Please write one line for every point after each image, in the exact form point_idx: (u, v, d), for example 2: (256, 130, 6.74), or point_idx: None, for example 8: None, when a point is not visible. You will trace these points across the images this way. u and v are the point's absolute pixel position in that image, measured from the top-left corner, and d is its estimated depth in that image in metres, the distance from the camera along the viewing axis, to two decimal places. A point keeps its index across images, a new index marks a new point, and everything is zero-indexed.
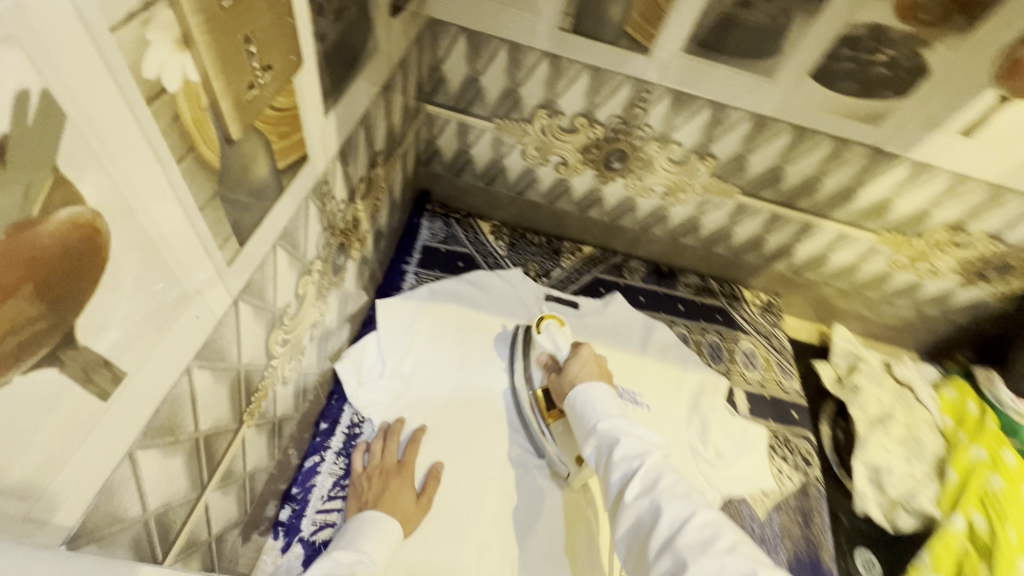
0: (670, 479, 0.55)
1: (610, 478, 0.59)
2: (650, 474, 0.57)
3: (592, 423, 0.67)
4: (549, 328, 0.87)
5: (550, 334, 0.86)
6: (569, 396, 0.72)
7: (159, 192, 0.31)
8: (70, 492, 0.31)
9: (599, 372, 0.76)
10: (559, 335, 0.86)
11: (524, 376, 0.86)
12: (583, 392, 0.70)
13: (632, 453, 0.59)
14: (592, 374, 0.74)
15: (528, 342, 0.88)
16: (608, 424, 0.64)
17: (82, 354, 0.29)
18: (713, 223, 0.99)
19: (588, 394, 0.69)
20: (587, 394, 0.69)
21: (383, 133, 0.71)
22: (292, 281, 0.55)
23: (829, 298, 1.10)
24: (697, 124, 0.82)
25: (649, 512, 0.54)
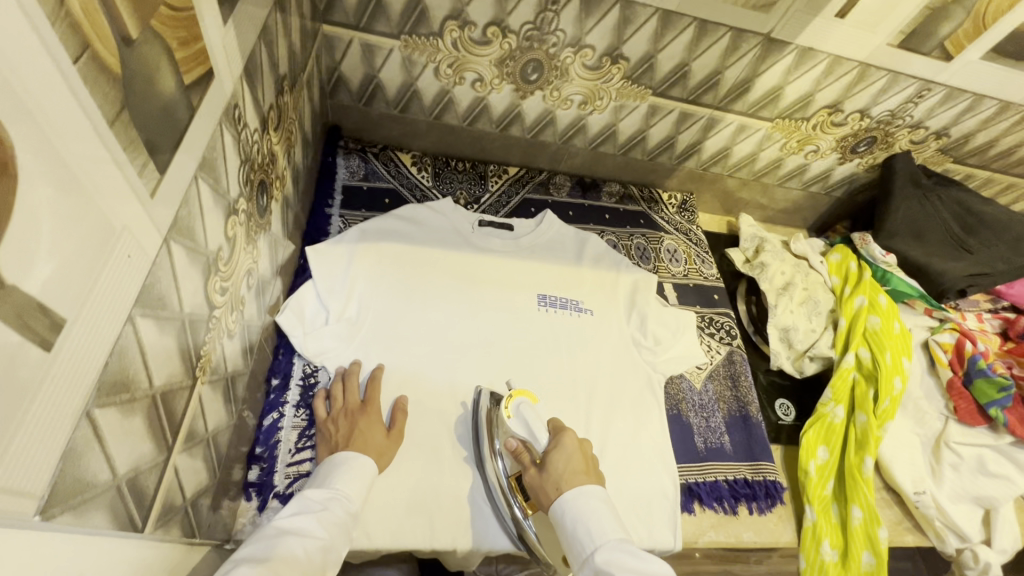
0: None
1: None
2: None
3: (587, 550, 0.62)
4: (520, 408, 0.79)
5: (522, 416, 0.78)
6: (558, 502, 0.67)
7: (59, 99, 0.26)
8: (32, 460, 0.28)
9: (585, 470, 0.70)
10: (531, 420, 0.78)
11: (493, 459, 0.79)
12: (573, 502, 0.66)
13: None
14: (577, 471, 0.70)
15: (496, 419, 0.81)
16: (605, 556, 0.60)
17: (14, 294, 0.25)
18: (629, 129, 1.03)
19: (580, 513, 0.65)
20: (581, 506, 0.65)
21: (284, 53, 0.64)
22: (220, 220, 0.50)
23: (733, 190, 1.20)
24: (608, 24, 0.82)
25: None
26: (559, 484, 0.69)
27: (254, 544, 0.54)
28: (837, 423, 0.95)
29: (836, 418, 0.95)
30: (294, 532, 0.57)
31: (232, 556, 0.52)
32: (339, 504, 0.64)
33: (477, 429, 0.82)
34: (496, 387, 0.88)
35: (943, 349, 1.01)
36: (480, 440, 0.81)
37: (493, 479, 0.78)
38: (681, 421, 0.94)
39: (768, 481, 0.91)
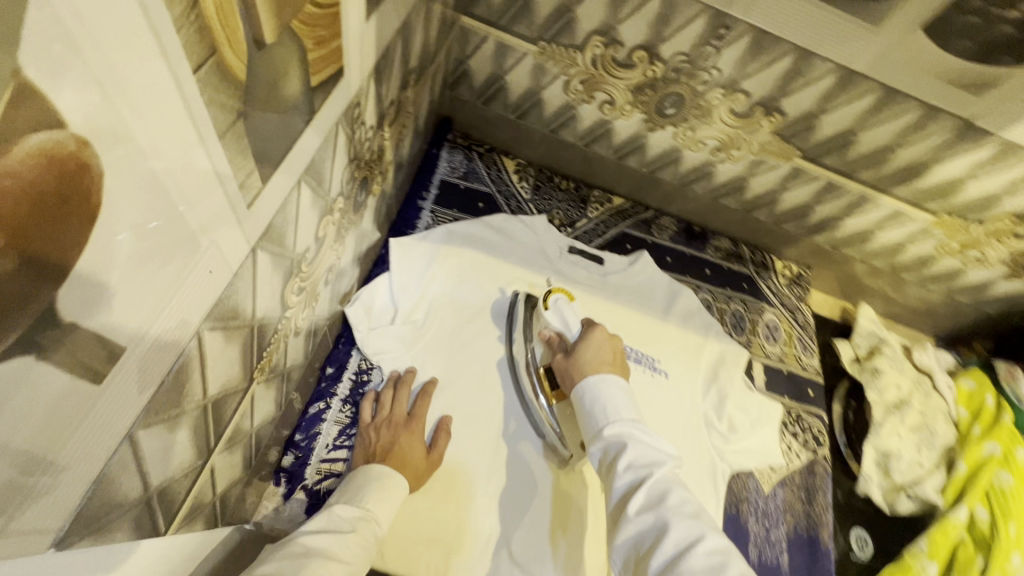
0: (679, 497, 0.51)
1: (614, 483, 0.55)
2: (659, 485, 0.52)
3: (599, 424, 0.61)
4: (557, 302, 0.79)
5: (559, 310, 0.78)
6: (580, 383, 0.66)
7: (168, 112, 0.22)
8: (57, 493, 0.25)
9: (613, 362, 0.68)
10: (567, 310, 0.78)
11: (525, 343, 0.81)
12: (592, 385, 0.64)
13: (641, 462, 0.55)
14: (604, 361, 0.68)
15: (533, 313, 0.82)
16: (616, 427, 0.59)
17: (69, 333, 0.21)
18: (761, 186, 0.91)
19: (597, 389, 0.63)
20: (600, 386, 0.63)
21: (418, 48, 0.60)
22: (314, 221, 0.46)
23: (860, 277, 1.05)
24: (773, 73, 0.71)
25: (651, 531, 0.50)
26: (583, 371, 0.67)
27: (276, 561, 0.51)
28: None
29: None
30: (318, 553, 0.54)
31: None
32: (369, 528, 0.61)
33: (514, 319, 0.84)
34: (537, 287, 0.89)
35: None
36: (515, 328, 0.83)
37: (522, 364, 0.80)
38: (739, 523, 0.84)
39: None
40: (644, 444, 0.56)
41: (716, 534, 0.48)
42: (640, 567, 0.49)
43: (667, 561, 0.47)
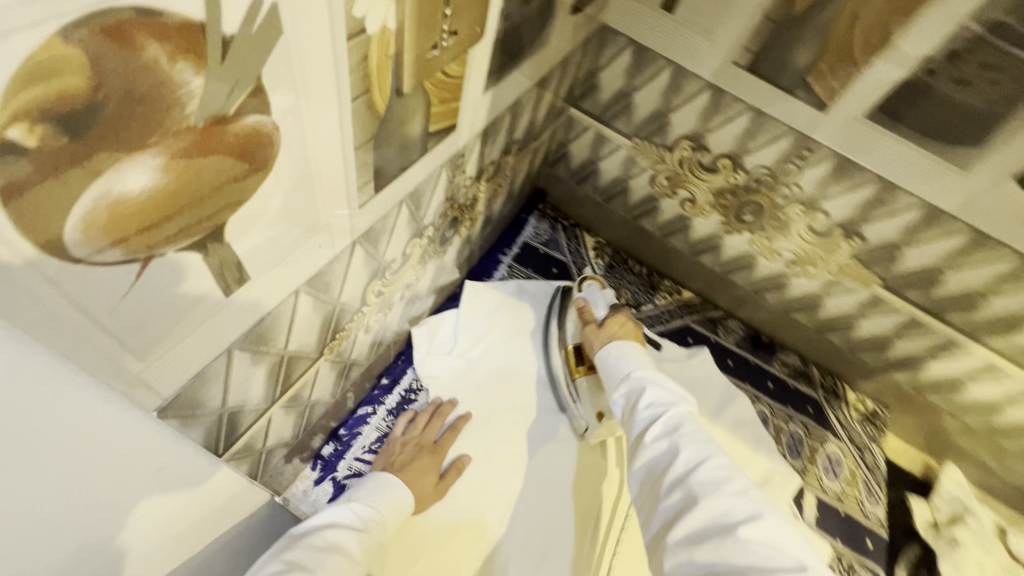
0: (693, 427, 0.55)
1: (634, 420, 0.59)
2: (674, 418, 0.56)
3: (623, 373, 0.66)
4: (590, 288, 0.87)
5: (591, 292, 0.86)
6: (603, 350, 0.72)
7: (329, 123, 0.33)
8: (175, 367, 0.34)
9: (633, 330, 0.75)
10: (600, 296, 0.86)
11: (557, 323, 0.89)
12: (618, 347, 0.70)
13: (659, 400, 0.59)
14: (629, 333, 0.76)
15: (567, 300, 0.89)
16: (639, 373, 0.64)
17: (223, 250, 0.31)
18: (837, 307, 0.89)
19: (620, 350, 0.70)
20: (623, 347, 0.69)
21: (525, 124, 0.72)
22: (404, 238, 0.56)
23: (949, 432, 0.95)
24: (856, 198, 0.74)
25: (665, 456, 0.54)
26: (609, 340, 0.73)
27: (303, 547, 0.54)
28: None
29: None
30: (336, 547, 0.57)
31: (281, 559, 0.52)
32: (377, 531, 0.63)
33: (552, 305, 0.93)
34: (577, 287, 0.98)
35: None
36: (552, 310, 0.92)
37: (552, 341, 0.88)
38: None
39: None
40: (661, 387, 0.60)
41: (723, 455, 0.52)
42: (655, 488, 0.53)
43: (679, 477, 0.51)
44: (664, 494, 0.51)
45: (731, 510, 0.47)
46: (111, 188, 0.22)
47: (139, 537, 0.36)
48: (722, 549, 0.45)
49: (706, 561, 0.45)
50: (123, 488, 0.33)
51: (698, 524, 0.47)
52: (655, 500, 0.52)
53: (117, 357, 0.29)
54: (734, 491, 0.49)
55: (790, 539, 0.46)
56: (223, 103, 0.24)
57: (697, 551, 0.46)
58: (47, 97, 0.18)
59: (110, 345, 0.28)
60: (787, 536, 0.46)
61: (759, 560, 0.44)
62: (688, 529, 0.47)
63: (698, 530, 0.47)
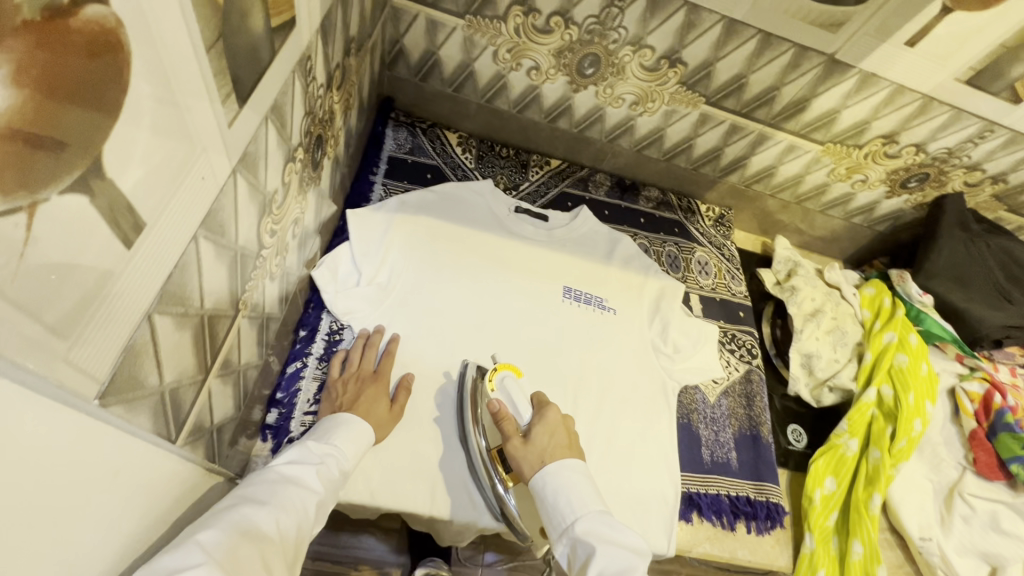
0: None
1: None
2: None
3: (566, 520, 0.65)
4: (504, 380, 0.81)
5: (506, 389, 0.80)
6: (539, 474, 0.69)
7: (172, 15, 0.28)
8: (101, 346, 0.30)
9: (565, 440, 0.74)
10: (517, 391, 0.80)
11: (476, 431, 0.79)
12: (554, 475, 0.68)
13: (612, 575, 0.58)
14: (559, 445, 0.73)
15: (481, 394, 0.81)
16: (584, 526, 0.63)
17: (108, 189, 0.27)
18: (677, 135, 1.03)
19: (560, 482, 0.68)
20: (561, 477, 0.68)
21: (356, 17, 0.66)
22: (280, 163, 0.52)
23: (772, 211, 1.19)
24: (671, 27, 0.82)
25: None
26: (546, 455, 0.71)
27: (258, 482, 0.55)
28: (849, 456, 0.94)
29: (848, 451, 0.95)
30: (292, 481, 0.57)
31: (235, 491, 0.52)
32: (333, 462, 0.63)
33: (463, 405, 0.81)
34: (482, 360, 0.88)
35: (970, 398, 0.99)
36: (465, 412, 0.81)
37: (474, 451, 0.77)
38: (690, 430, 0.94)
39: (771, 502, 0.90)
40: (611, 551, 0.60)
41: None
42: None
43: None
44: None
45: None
46: None
47: (102, 545, 0.34)
48: None
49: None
50: (80, 508, 0.31)
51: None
52: None
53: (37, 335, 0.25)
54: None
55: None
56: None
57: None
58: None
59: (25, 319, 0.24)
60: None
61: None
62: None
63: None
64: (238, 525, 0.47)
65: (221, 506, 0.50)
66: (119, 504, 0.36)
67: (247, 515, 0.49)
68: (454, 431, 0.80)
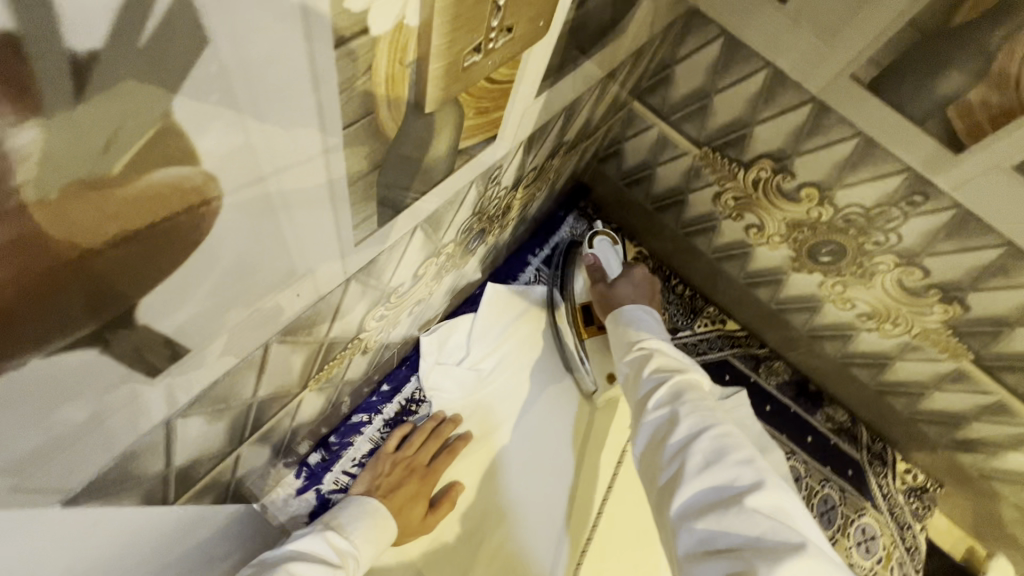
0: (698, 393, 0.53)
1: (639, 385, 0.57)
2: (679, 383, 0.54)
3: (629, 335, 0.63)
4: (602, 243, 0.81)
5: (604, 251, 0.80)
6: (616, 312, 0.67)
7: (305, 157, 0.22)
8: (83, 460, 0.26)
9: (652, 298, 0.70)
10: (611, 253, 0.80)
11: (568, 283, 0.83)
12: (630, 310, 0.65)
13: (668, 365, 0.57)
14: (643, 296, 0.70)
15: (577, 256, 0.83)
16: (646, 335, 0.61)
17: (138, 334, 0.21)
18: (907, 372, 0.77)
19: (631, 309, 0.65)
20: (634, 311, 0.65)
21: (578, 124, 0.60)
22: (417, 261, 0.47)
23: (1006, 522, 0.84)
24: (969, 261, 0.60)
25: (666, 420, 0.52)
26: (624, 300, 0.69)
27: None
28: None
29: None
30: None
31: None
32: (352, 566, 0.57)
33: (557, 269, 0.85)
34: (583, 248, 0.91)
35: None
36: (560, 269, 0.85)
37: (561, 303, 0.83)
38: None
39: None
40: (667, 351, 0.58)
41: (730, 423, 0.50)
42: (658, 450, 0.51)
43: (680, 444, 0.49)
44: (664, 459, 0.49)
45: (738, 477, 0.45)
46: None
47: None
48: (725, 521, 0.43)
49: (708, 530, 0.44)
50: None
51: (702, 491, 0.46)
52: (655, 463, 0.51)
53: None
54: (739, 461, 0.47)
55: (793, 506, 0.45)
56: (96, 159, 0.14)
57: (699, 525, 0.44)
58: None
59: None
60: (793, 508, 0.45)
61: (765, 534, 0.42)
62: (690, 497, 0.46)
63: (699, 502, 0.46)
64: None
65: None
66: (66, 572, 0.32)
67: None
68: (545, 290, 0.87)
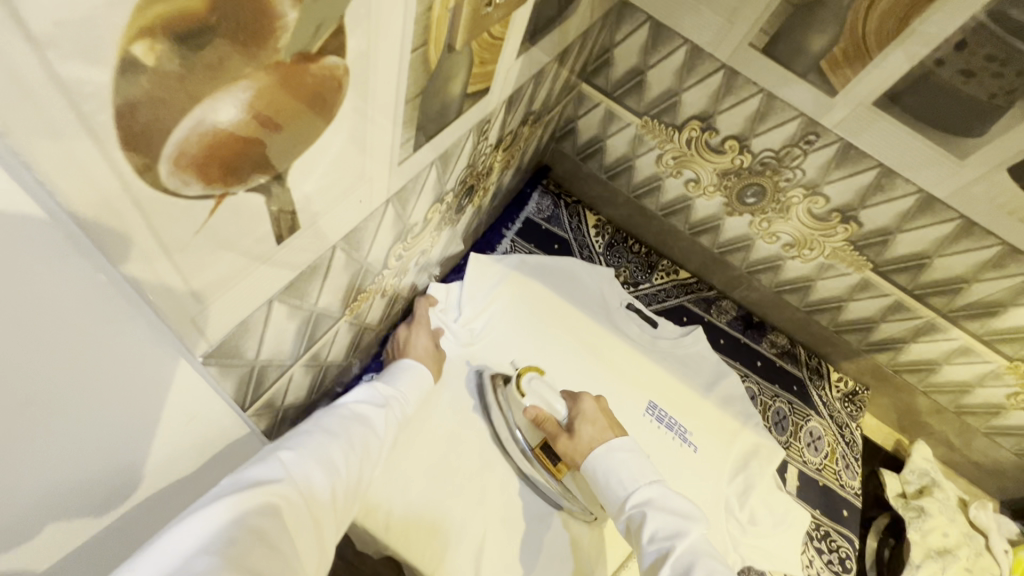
0: (703, 565, 0.56)
1: (643, 555, 0.60)
2: (683, 559, 0.57)
3: (620, 494, 0.66)
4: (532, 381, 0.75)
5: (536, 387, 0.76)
6: (588, 462, 0.69)
7: (389, 71, 0.32)
8: (225, 316, 0.34)
9: (608, 425, 0.72)
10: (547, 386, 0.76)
11: (514, 432, 0.78)
12: (603, 460, 0.68)
13: (663, 532, 0.60)
14: (604, 429, 0.72)
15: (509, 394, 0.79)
16: (636, 496, 0.64)
17: (284, 195, 0.31)
18: (827, 290, 0.94)
19: (609, 462, 0.68)
20: (608, 461, 0.68)
21: (542, 96, 0.72)
22: (428, 201, 0.57)
23: (920, 411, 1.01)
24: (855, 184, 0.77)
25: None
26: (590, 452, 0.69)
27: (327, 415, 0.51)
28: None
29: None
30: (361, 417, 0.53)
31: (305, 422, 0.49)
32: (398, 407, 0.61)
33: (490, 410, 0.80)
34: (528, 282, 0.96)
35: None
36: (495, 414, 0.79)
37: (519, 454, 0.77)
38: None
39: None
40: (662, 515, 0.61)
41: None
42: None
43: None
44: None
45: None
46: (204, 117, 0.22)
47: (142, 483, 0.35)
48: None
49: None
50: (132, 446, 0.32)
51: None
52: None
53: (143, 289, 0.26)
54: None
55: None
56: (309, 40, 0.24)
57: None
58: (173, 12, 0.18)
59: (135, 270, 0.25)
60: None
61: None
62: None
63: None
64: (308, 459, 0.44)
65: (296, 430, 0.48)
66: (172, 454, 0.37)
67: (320, 445, 0.46)
68: (492, 430, 0.80)
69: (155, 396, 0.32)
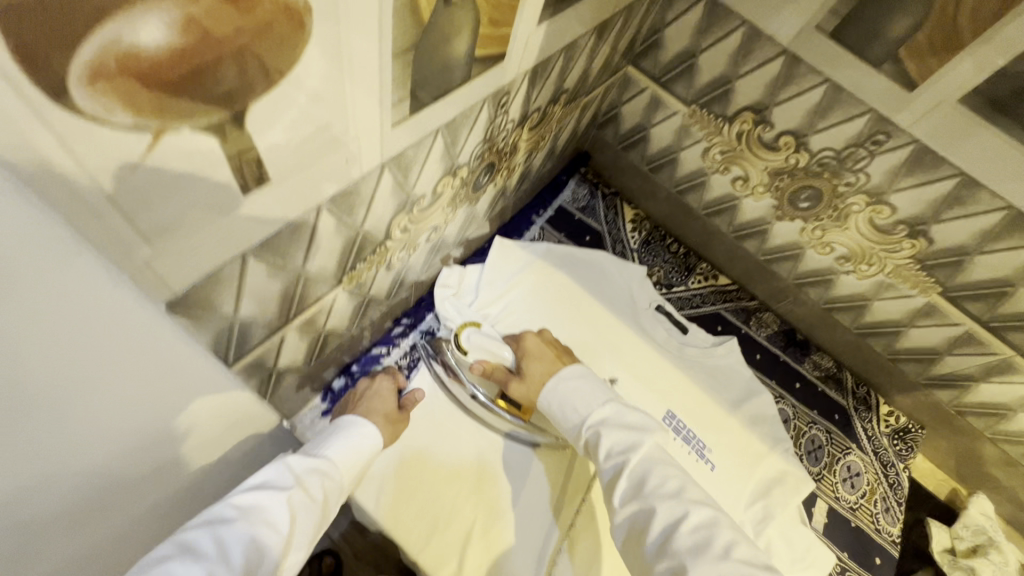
0: (660, 474, 0.53)
1: (601, 472, 0.56)
2: (638, 470, 0.54)
3: (574, 415, 0.62)
4: (470, 335, 0.76)
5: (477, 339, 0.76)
6: (543, 397, 0.65)
7: (365, 15, 0.30)
8: (189, 264, 0.33)
9: (550, 353, 0.72)
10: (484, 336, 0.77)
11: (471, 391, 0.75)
12: (555, 390, 0.64)
13: (618, 445, 0.56)
14: (549, 356, 0.71)
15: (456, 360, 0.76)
16: (591, 416, 0.60)
17: (243, 141, 0.29)
18: (885, 312, 0.84)
19: (561, 389, 0.64)
20: (561, 388, 0.64)
21: (576, 73, 0.68)
22: (436, 173, 0.54)
23: (984, 460, 0.89)
24: (928, 193, 0.67)
25: (641, 513, 0.51)
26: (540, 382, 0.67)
27: (206, 519, 0.41)
28: None
29: None
30: (254, 513, 0.43)
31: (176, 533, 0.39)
32: (322, 483, 0.50)
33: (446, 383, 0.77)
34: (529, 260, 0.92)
35: None
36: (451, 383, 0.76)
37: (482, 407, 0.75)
38: None
39: None
40: (617, 429, 0.57)
41: (702, 509, 0.49)
42: (641, 548, 0.50)
43: (660, 544, 0.49)
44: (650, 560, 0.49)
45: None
46: (121, 36, 0.21)
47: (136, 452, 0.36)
48: None
49: None
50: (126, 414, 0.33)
51: None
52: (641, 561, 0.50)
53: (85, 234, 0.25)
54: (717, 552, 0.46)
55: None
56: None
57: None
58: None
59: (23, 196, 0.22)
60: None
61: None
62: None
63: None
64: None
65: (152, 556, 0.37)
66: (145, 418, 0.35)
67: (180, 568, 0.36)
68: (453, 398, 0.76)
69: (149, 369, 0.33)
